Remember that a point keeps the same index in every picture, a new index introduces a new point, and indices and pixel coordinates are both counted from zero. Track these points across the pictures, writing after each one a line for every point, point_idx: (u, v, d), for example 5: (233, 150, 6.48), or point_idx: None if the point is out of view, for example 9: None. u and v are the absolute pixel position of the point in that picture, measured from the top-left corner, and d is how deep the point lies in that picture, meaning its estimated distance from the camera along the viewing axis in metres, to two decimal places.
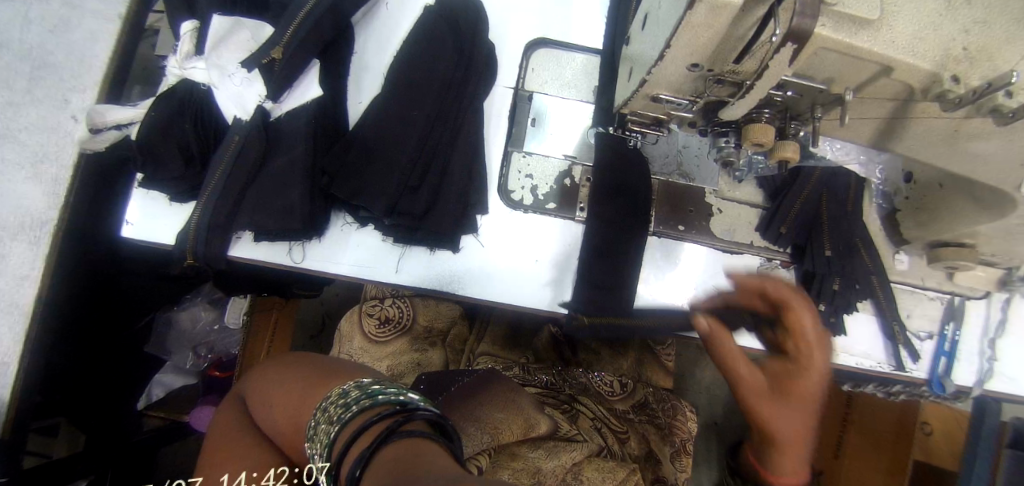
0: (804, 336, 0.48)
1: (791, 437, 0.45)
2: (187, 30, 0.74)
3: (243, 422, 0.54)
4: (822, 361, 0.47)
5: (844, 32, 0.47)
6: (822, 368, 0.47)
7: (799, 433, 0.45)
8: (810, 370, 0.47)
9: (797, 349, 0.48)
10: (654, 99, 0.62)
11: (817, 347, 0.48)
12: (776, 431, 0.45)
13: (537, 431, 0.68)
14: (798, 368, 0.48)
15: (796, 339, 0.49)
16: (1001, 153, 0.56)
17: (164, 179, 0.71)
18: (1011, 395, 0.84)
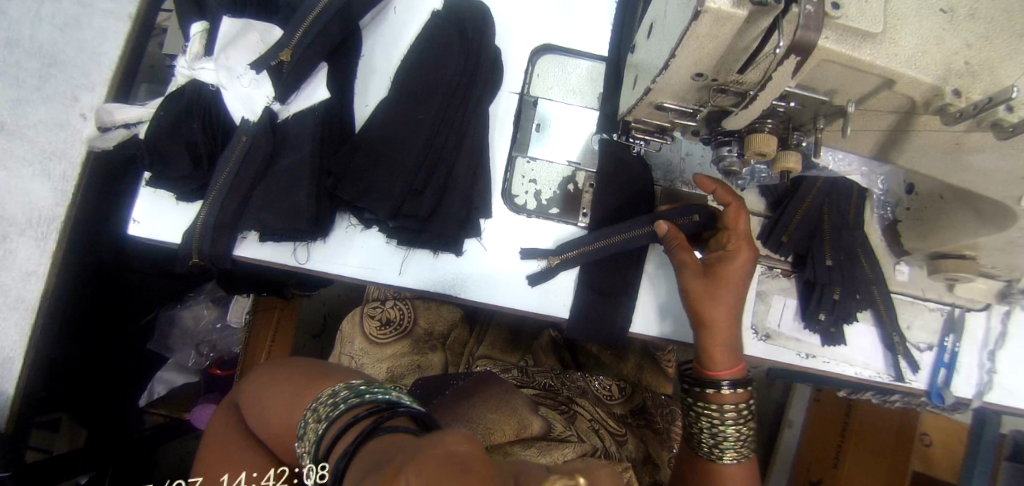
0: (736, 239, 0.65)
1: (723, 320, 0.61)
2: (196, 32, 0.76)
3: (238, 425, 0.54)
4: (747, 258, 0.63)
5: (846, 45, 0.48)
6: (749, 256, 0.64)
7: (730, 317, 0.62)
8: (739, 257, 0.64)
9: (730, 250, 0.65)
10: (658, 107, 0.63)
11: (746, 249, 0.64)
12: (715, 318, 0.61)
13: (530, 431, 0.67)
14: (730, 254, 0.64)
15: (734, 232, 0.66)
16: (1002, 166, 0.57)
17: (172, 178, 0.72)
18: (1010, 408, 0.84)
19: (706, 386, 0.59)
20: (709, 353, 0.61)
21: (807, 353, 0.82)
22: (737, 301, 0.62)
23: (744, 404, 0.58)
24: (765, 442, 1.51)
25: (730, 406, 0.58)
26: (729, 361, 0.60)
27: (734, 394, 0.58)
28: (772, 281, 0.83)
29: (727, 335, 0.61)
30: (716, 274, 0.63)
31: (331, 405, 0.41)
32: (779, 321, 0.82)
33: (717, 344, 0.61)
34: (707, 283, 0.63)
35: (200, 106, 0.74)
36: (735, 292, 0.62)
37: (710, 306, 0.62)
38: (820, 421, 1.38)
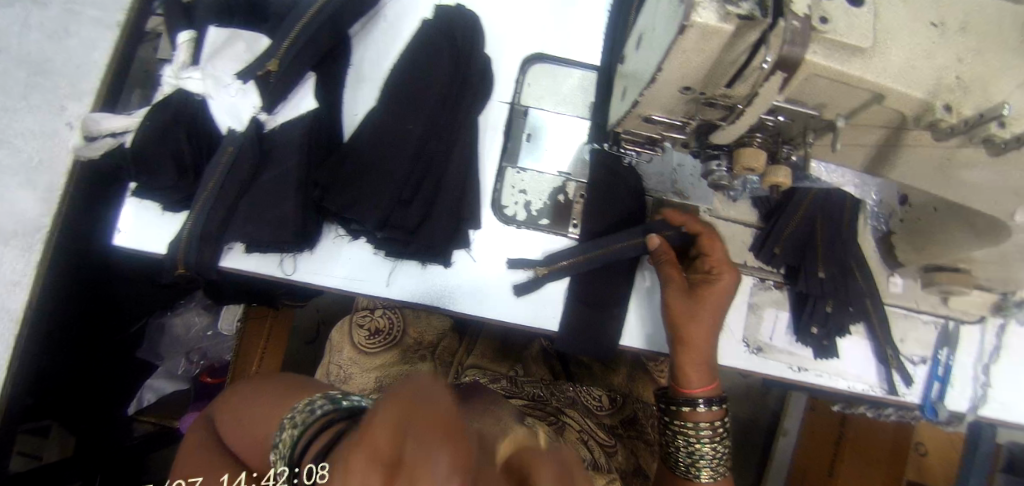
0: (720, 262, 0.69)
1: (701, 340, 0.66)
2: (184, 41, 0.75)
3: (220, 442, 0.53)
4: (729, 280, 0.67)
5: (834, 59, 0.47)
6: (729, 280, 0.67)
7: (707, 337, 0.67)
8: (720, 279, 0.67)
9: (713, 271, 0.69)
10: (646, 119, 0.62)
11: (729, 272, 0.68)
12: (694, 338, 0.66)
13: None
14: (710, 277, 0.68)
15: (710, 258, 0.70)
16: (994, 181, 0.56)
17: (157, 188, 0.72)
18: (1004, 421, 0.83)
19: (681, 404, 0.66)
20: (685, 371, 0.67)
21: (800, 366, 0.82)
22: (716, 321, 0.67)
23: (716, 421, 0.65)
24: (761, 451, 1.52)
25: (704, 423, 0.65)
26: (703, 379, 0.66)
27: (706, 413, 0.65)
28: (765, 294, 0.82)
29: (703, 355, 0.67)
30: (698, 296, 0.67)
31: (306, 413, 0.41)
32: (772, 334, 0.82)
33: (693, 362, 0.67)
34: (689, 302, 0.67)
35: (185, 115, 0.73)
36: (712, 313, 0.66)
37: (691, 327, 0.67)
38: (816, 431, 1.37)
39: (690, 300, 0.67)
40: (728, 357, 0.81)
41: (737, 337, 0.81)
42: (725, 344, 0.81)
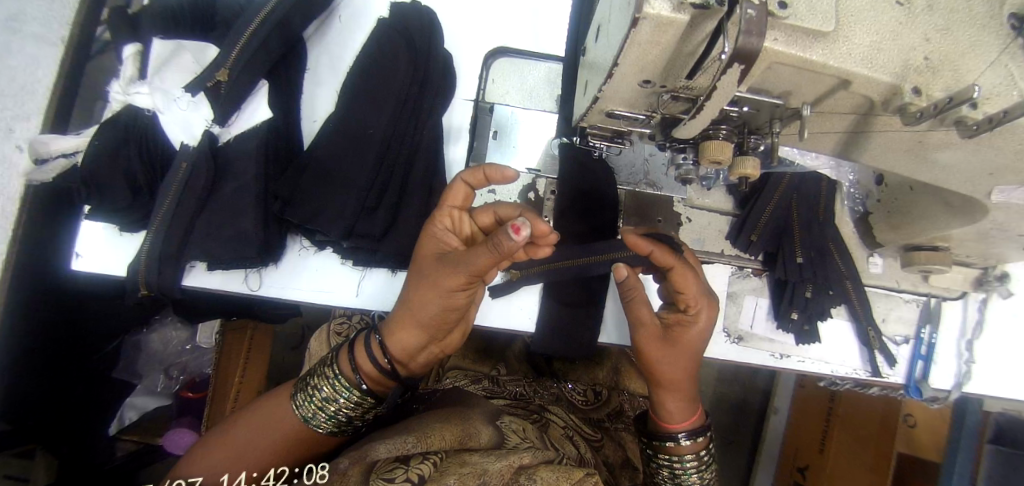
0: (697, 302, 0.64)
1: (680, 381, 0.65)
2: (130, 55, 0.73)
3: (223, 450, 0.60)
4: (708, 322, 0.64)
5: (797, 46, 0.44)
6: (706, 320, 0.64)
7: (684, 379, 0.65)
8: (697, 322, 0.64)
9: (690, 311, 0.65)
10: (609, 114, 0.60)
11: (706, 312, 0.64)
12: (669, 380, 0.65)
13: (475, 442, 0.64)
14: (688, 318, 0.64)
15: (684, 295, 0.64)
16: (966, 162, 0.55)
17: (110, 211, 0.69)
18: (987, 394, 0.85)
19: (665, 439, 0.66)
20: (667, 411, 0.67)
21: (782, 353, 0.83)
22: (693, 365, 0.65)
23: (701, 451, 0.66)
24: (752, 429, 1.56)
25: (690, 455, 0.66)
26: (684, 417, 0.66)
27: (691, 445, 0.66)
28: (743, 282, 0.83)
29: (685, 394, 0.66)
30: (669, 340, 0.65)
31: (324, 386, 0.61)
32: (752, 322, 0.82)
33: (674, 404, 0.66)
34: (662, 348, 0.65)
35: (135, 133, 0.70)
36: (689, 355, 0.65)
37: (666, 371, 0.65)
38: (808, 411, 1.41)
39: (666, 346, 0.65)
40: (711, 349, 0.81)
41: (719, 327, 0.82)
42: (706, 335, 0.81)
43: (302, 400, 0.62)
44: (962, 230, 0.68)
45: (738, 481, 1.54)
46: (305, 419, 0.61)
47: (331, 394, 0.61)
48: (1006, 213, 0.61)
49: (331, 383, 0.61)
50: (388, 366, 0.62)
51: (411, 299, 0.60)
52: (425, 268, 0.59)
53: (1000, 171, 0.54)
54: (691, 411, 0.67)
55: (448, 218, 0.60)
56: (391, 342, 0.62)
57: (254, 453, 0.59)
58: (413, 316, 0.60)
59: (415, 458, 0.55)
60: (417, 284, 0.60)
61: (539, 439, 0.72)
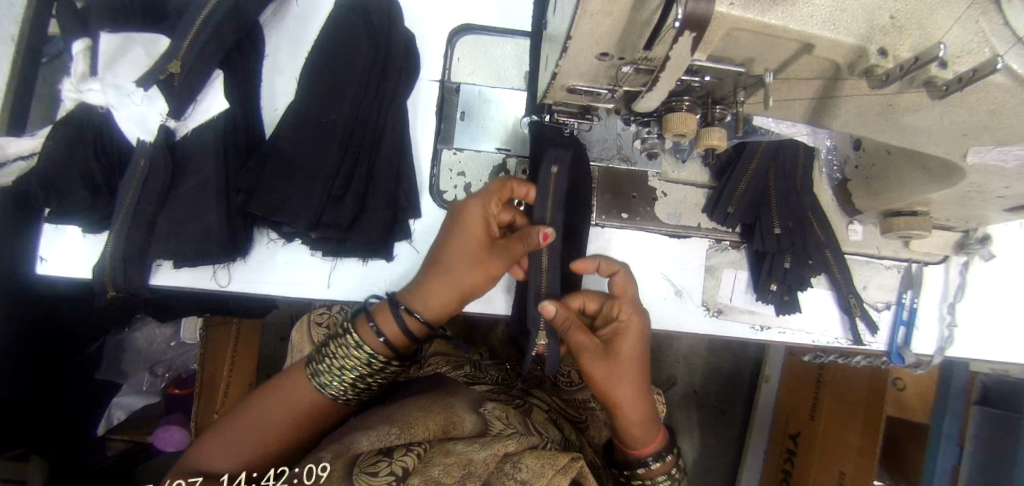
0: (626, 308, 0.66)
1: (634, 398, 0.64)
2: (78, 51, 0.68)
3: (240, 431, 0.61)
4: (639, 327, 0.65)
5: (755, 9, 0.42)
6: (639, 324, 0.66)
7: (640, 396, 0.64)
8: (633, 330, 0.65)
9: (622, 320, 0.66)
10: (570, 90, 0.58)
11: (639, 316, 0.66)
12: (622, 400, 0.64)
13: (459, 431, 0.66)
14: (622, 326, 0.65)
15: (619, 302, 0.66)
16: (939, 123, 0.53)
17: (69, 213, 0.67)
18: (970, 357, 0.86)
19: (636, 465, 0.68)
20: (629, 427, 0.66)
21: (762, 325, 0.82)
22: (640, 376, 0.65)
23: (668, 469, 0.68)
24: (746, 398, 1.58)
25: (659, 474, 0.68)
26: (644, 435, 0.66)
27: (658, 467, 0.67)
28: (721, 255, 0.82)
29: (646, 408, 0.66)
30: (618, 354, 0.64)
31: (347, 354, 0.63)
32: (731, 295, 0.82)
33: (634, 423, 0.65)
34: (610, 364, 0.64)
35: (90, 131, 0.68)
36: (632, 365, 0.64)
37: (619, 390, 0.63)
38: (800, 380, 1.43)
39: (610, 361, 0.64)
40: (690, 324, 0.81)
41: (697, 301, 0.82)
42: (684, 310, 0.81)
43: (319, 366, 0.64)
44: (941, 193, 0.67)
45: (733, 451, 1.56)
46: (321, 387, 0.64)
47: (353, 362, 0.63)
48: (982, 175, 0.60)
49: (354, 351, 0.63)
50: (413, 330, 0.65)
51: (443, 265, 0.63)
52: (467, 244, 0.62)
53: (975, 132, 0.52)
54: (653, 429, 0.67)
55: (489, 204, 0.62)
56: (424, 309, 0.64)
57: (270, 425, 0.61)
58: (454, 281, 0.63)
59: (398, 449, 0.55)
60: (453, 252, 0.63)
61: (523, 423, 0.72)
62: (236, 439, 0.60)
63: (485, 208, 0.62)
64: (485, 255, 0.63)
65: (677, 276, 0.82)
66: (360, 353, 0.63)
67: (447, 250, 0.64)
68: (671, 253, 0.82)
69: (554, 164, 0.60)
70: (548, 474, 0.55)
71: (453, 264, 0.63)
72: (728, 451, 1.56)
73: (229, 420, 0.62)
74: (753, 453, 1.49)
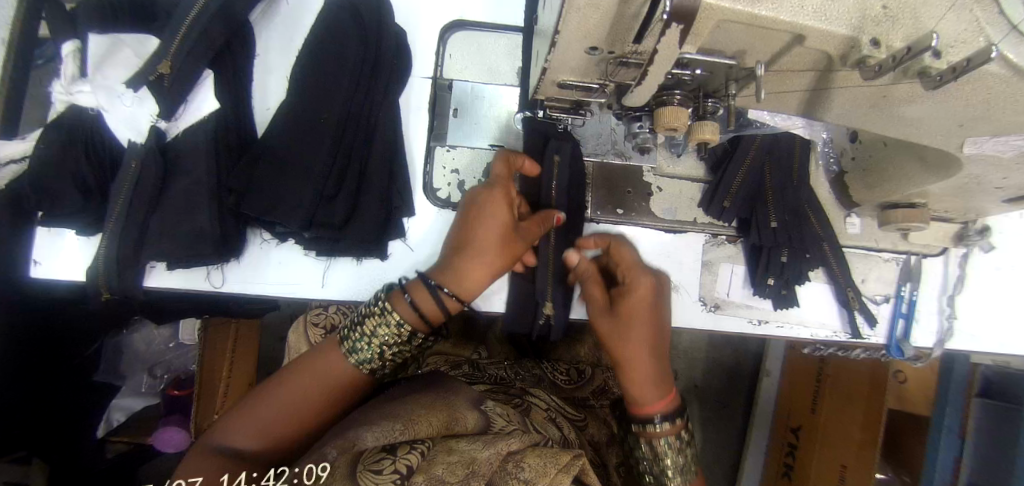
0: (635, 273, 0.69)
1: (645, 355, 0.67)
2: (68, 53, 0.69)
3: (270, 405, 0.61)
4: (648, 288, 0.68)
5: (744, 1, 0.42)
6: (649, 288, 0.68)
7: (651, 354, 0.67)
8: (643, 292, 0.68)
9: (630, 285, 0.69)
10: (561, 85, 0.57)
11: (648, 276, 0.69)
12: (635, 359, 0.67)
13: (462, 426, 0.65)
14: (629, 290, 0.69)
15: (627, 270, 0.70)
16: (935, 114, 0.52)
17: (60, 216, 0.67)
18: (970, 350, 0.85)
19: (643, 422, 0.70)
20: (639, 386, 0.68)
21: (760, 319, 0.82)
22: (652, 334, 0.67)
23: (677, 433, 0.70)
24: (747, 391, 1.57)
25: (665, 434, 0.69)
26: (658, 393, 0.68)
27: (666, 429, 0.69)
28: (717, 250, 0.82)
29: (660, 366, 0.69)
30: (627, 313, 0.67)
31: (378, 329, 0.62)
32: (728, 290, 0.81)
33: (646, 379, 0.68)
34: (625, 325, 0.67)
35: (81, 134, 0.67)
36: (643, 325, 0.67)
37: (630, 347, 0.67)
38: (800, 374, 1.42)
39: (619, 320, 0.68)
40: (687, 320, 0.80)
41: (694, 296, 0.81)
42: (680, 305, 0.80)
43: (353, 339, 0.64)
44: (938, 185, 0.66)
45: (734, 445, 1.56)
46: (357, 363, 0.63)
47: (385, 336, 0.63)
48: (979, 165, 0.59)
49: (384, 326, 0.62)
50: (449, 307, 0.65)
51: (471, 242, 0.64)
52: (495, 221, 0.63)
53: (971, 122, 0.52)
54: (666, 387, 0.69)
55: (507, 185, 0.65)
56: (460, 288, 0.64)
57: (294, 404, 0.61)
58: (489, 260, 0.64)
59: (402, 447, 0.56)
60: (481, 229, 0.64)
61: (523, 422, 0.72)
62: (267, 414, 0.60)
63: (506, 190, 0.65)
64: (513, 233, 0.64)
65: (673, 271, 0.81)
66: (396, 329, 0.62)
67: (474, 227, 0.64)
68: (667, 248, 0.81)
69: (556, 154, 0.73)
70: (551, 473, 0.55)
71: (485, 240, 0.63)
72: (729, 445, 1.56)
73: (258, 397, 0.62)
74: (754, 447, 1.49)
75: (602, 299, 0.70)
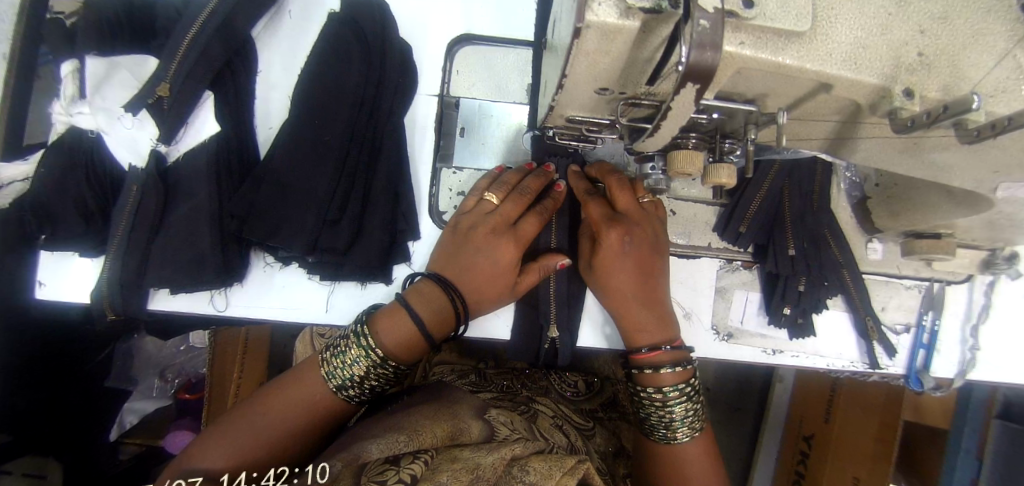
0: (602, 220, 0.67)
1: (626, 300, 0.67)
2: (67, 74, 0.68)
3: (250, 429, 0.57)
4: (619, 235, 0.65)
5: (767, 49, 0.39)
6: (614, 234, 0.65)
7: (637, 295, 0.67)
8: (608, 242, 0.66)
9: (599, 233, 0.67)
10: (569, 119, 0.55)
11: (616, 227, 0.66)
12: (624, 307, 0.67)
13: (464, 437, 0.64)
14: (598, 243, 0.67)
15: (593, 223, 0.68)
16: (970, 161, 0.49)
17: (65, 239, 0.67)
18: (994, 381, 0.82)
19: (646, 367, 0.65)
20: (641, 330, 0.67)
21: (774, 349, 0.80)
22: (638, 278, 0.66)
23: (686, 380, 0.65)
24: (758, 398, 1.56)
25: (671, 387, 0.64)
26: (659, 335, 0.67)
27: (673, 375, 0.64)
28: (731, 276, 0.79)
29: (655, 309, 0.67)
30: (602, 266, 0.67)
31: (356, 358, 0.60)
32: (742, 318, 0.79)
33: (645, 324, 0.66)
34: (604, 275, 0.67)
35: (82, 157, 0.67)
36: (620, 269, 0.66)
37: (613, 295, 0.67)
38: (812, 384, 1.39)
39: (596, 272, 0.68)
40: (699, 349, 0.78)
41: (706, 324, 0.79)
42: (691, 333, 0.78)
43: (333, 364, 0.60)
44: (967, 220, 0.63)
45: (744, 451, 1.54)
46: (338, 390, 0.60)
47: (366, 366, 0.60)
48: (1012, 205, 0.56)
49: (365, 355, 0.59)
50: (429, 329, 0.62)
51: (475, 290, 0.64)
52: (500, 272, 0.64)
53: (1007, 168, 0.49)
54: (669, 330, 0.67)
55: (518, 235, 0.65)
56: (439, 303, 0.63)
57: (271, 426, 0.58)
58: (467, 276, 0.64)
59: (405, 457, 0.54)
60: (480, 274, 0.64)
61: (529, 430, 0.71)
62: (246, 438, 0.56)
63: (515, 239, 0.64)
64: (507, 287, 0.65)
65: (685, 298, 0.78)
66: (370, 358, 0.59)
67: (472, 270, 0.64)
68: (680, 274, 0.78)
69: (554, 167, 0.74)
70: (557, 474, 0.53)
71: (469, 268, 0.64)
72: (741, 451, 1.55)
73: (237, 420, 0.58)
74: (766, 450, 1.47)
75: (585, 251, 0.71)
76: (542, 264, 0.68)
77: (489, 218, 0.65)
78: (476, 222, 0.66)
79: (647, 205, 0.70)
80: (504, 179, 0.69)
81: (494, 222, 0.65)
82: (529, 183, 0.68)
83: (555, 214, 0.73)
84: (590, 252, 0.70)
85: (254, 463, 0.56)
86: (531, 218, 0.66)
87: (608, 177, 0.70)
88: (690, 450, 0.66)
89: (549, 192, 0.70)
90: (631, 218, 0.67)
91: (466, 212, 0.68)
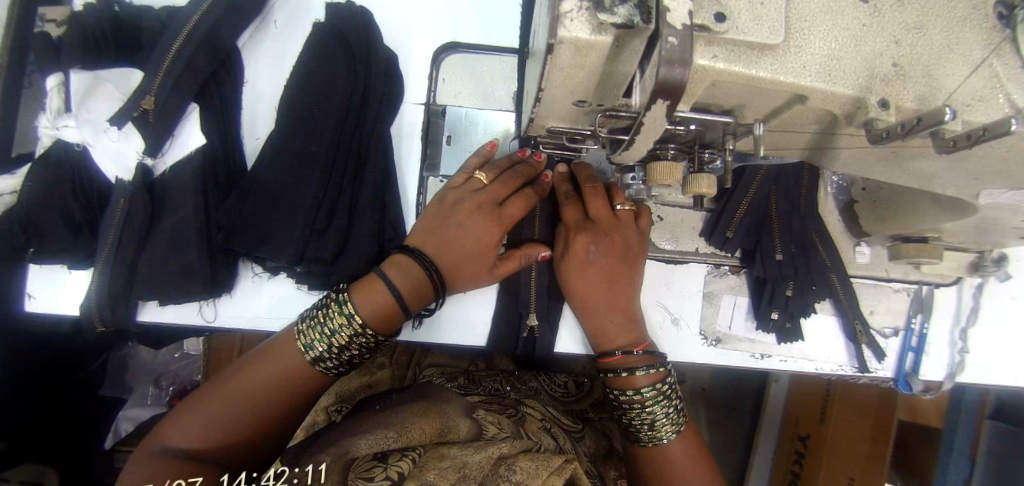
0: (574, 225, 0.69)
1: (596, 301, 0.68)
2: (53, 87, 0.70)
3: (224, 404, 0.57)
4: (585, 243, 0.68)
5: (740, 62, 0.39)
6: (581, 243, 0.68)
7: (607, 295, 0.68)
8: (576, 250, 0.68)
9: (568, 238, 0.69)
10: (550, 129, 0.55)
11: (582, 234, 0.68)
12: (590, 303, 0.68)
13: (453, 435, 0.64)
14: (567, 249, 0.69)
15: (565, 224, 0.70)
16: (946, 169, 0.49)
17: (52, 253, 0.68)
18: (983, 383, 0.82)
19: (618, 371, 0.66)
20: (606, 335, 0.68)
21: (762, 353, 0.80)
22: (609, 276, 0.68)
23: (657, 383, 0.65)
24: (755, 397, 1.56)
25: (647, 387, 0.64)
26: (627, 338, 0.67)
27: (646, 377, 0.65)
28: (719, 281, 0.79)
29: (620, 315, 0.68)
30: (569, 271, 0.68)
31: (338, 327, 0.59)
32: (730, 323, 0.79)
33: (608, 330, 0.68)
34: (571, 274, 0.68)
35: (68, 170, 0.68)
36: (586, 268, 0.68)
37: (581, 291, 0.68)
38: (806, 385, 1.38)
39: (561, 273, 0.70)
40: (688, 354, 0.78)
41: (694, 330, 0.79)
42: (679, 339, 0.78)
43: (310, 336, 0.59)
44: (953, 224, 0.63)
45: (741, 449, 1.54)
46: (315, 362, 0.60)
47: (347, 336, 0.59)
48: (996, 210, 0.56)
49: (347, 322, 0.59)
50: (406, 300, 0.62)
51: (451, 266, 0.65)
52: (479, 250, 0.65)
53: (985, 176, 0.49)
54: (636, 332, 0.68)
55: (502, 215, 0.66)
56: (413, 277, 0.63)
57: (250, 404, 0.57)
58: (445, 251, 0.65)
59: (393, 454, 0.54)
60: (461, 249, 0.65)
61: (516, 430, 0.71)
62: (220, 414, 0.56)
63: (499, 219, 0.65)
64: (486, 269, 0.66)
65: (673, 304, 0.79)
66: (350, 328, 0.59)
67: (454, 244, 0.65)
68: (669, 279, 0.79)
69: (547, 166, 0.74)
70: (544, 474, 0.54)
71: (449, 242, 0.65)
72: (737, 450, 1.55)
73: (212, 394, 0.58)
74: (762, 451, 1.47)
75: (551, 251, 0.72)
76: (521, 251, 0.69)
77: (475, 195, 0.66)
78: (462, 197, 0.66)
79: (623, 214, 0.71)
80: (496, 162, 0.70)
81: (483, 197, 0.65)
82: (520, 169, 0.68)
83: (539, 202, 0.74)
84: (556, 251, 0.71)
85: (234, 437, 0.56)
86: (519, 198, 0.67)
87: (584, 182, 0.70)
88: (672, 452, 0.66)
89: (538, 181, 0.71)
90: (604, 226, 0.69)
91: (454, 187, 0.68)
